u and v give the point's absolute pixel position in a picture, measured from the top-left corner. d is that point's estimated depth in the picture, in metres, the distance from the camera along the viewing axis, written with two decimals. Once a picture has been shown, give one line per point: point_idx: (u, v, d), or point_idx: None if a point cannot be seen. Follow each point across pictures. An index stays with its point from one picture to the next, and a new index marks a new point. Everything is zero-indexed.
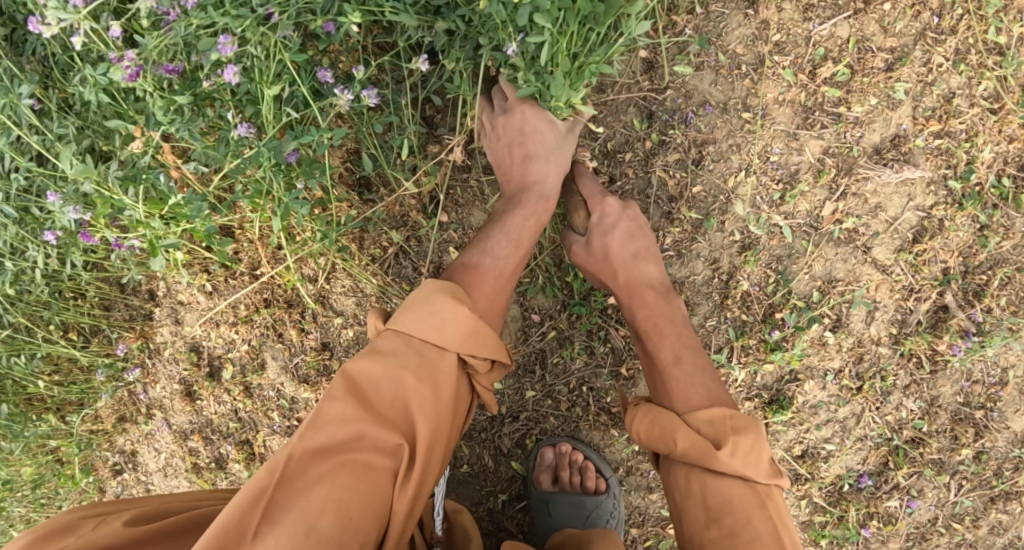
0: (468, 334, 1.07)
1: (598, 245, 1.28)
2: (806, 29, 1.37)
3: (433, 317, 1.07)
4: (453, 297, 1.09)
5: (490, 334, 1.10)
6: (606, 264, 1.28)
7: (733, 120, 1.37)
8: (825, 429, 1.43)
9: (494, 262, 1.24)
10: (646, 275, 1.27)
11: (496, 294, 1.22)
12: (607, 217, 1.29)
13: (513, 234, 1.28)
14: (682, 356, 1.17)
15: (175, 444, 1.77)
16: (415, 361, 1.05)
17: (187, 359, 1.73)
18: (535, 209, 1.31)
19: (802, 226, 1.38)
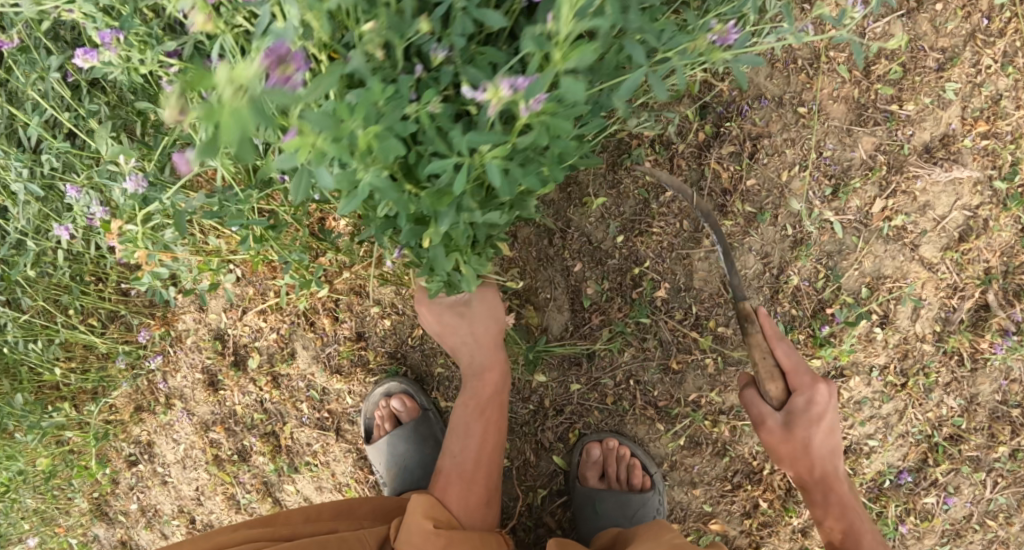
0: (446, 543, 1.21)
1: (803, 436, 1.21)
2: (860, 26, 1.38)
3: (413, 540, 1.21)
4: (424, 515, 1.23)
5: (466, 538, 1.23)
6: (803, 452, 1.23)
7: (788, 114, 1.38)
8: (868, 425, 1.44)
9: (456, 463, 1.34)
10: (837, 466, 1.27)
11: (468, 489, 1.33)
12: (816, 407, 1.20)
13: (461, 427, 1.37)
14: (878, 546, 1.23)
15: (195, 435, 1.72)
16: None
17: (211, 347, 1.68)
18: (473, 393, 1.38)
19: (852, 222, 1.39)
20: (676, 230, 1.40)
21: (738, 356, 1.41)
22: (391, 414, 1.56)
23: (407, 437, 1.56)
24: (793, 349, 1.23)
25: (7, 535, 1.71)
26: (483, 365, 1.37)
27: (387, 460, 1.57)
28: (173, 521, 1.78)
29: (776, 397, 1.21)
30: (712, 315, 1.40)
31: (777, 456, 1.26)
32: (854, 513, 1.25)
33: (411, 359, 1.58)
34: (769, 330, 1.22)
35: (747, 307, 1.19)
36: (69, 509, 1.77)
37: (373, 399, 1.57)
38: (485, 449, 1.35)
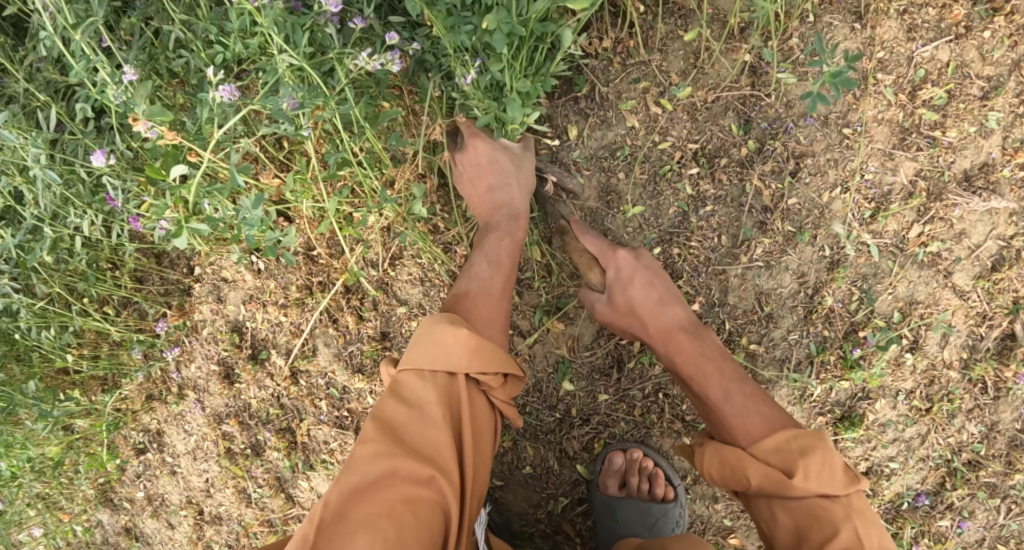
0: (475, 351, 1.08)
1: (622, 298, 1.27)
2: (908, 50, 1.36)
3: (436, 345, 1.09)
4: (451, 323, 1.12)
5: (495, 349, 1.11)
6: (631, 315, 1.26)
7: (832, 134, 1.37)
8: (891, 448, 1.45)
9: (484, 285, 1.25)
10: (674, 316, 1.24)
11: (494, 311, 1.22)
12: (622, 270, 1.28)
13: (495, 256, 1.28)
14: (733, 393, 1.13)
15: (208, 427, 1.70)
16: (429, 394, 1.07)
17: (228, 340, 1.64)
18: (508, 231, 1.32)
19: (889, 246, 1.39)
20: (714, 245, 1.40)
21: (768, 374, 1.41)
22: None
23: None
24: (597, 233, 1.34)
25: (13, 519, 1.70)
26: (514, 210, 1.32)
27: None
28: (181, 512, 1.76)
29: (597, 284, 1.32)
30: (744, 332, 1.41)
31: (619, 329, 1.30)
32: (722, 371, 1.16)
33: None
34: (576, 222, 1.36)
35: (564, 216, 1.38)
36: (75, 495, 1.75)
37: None
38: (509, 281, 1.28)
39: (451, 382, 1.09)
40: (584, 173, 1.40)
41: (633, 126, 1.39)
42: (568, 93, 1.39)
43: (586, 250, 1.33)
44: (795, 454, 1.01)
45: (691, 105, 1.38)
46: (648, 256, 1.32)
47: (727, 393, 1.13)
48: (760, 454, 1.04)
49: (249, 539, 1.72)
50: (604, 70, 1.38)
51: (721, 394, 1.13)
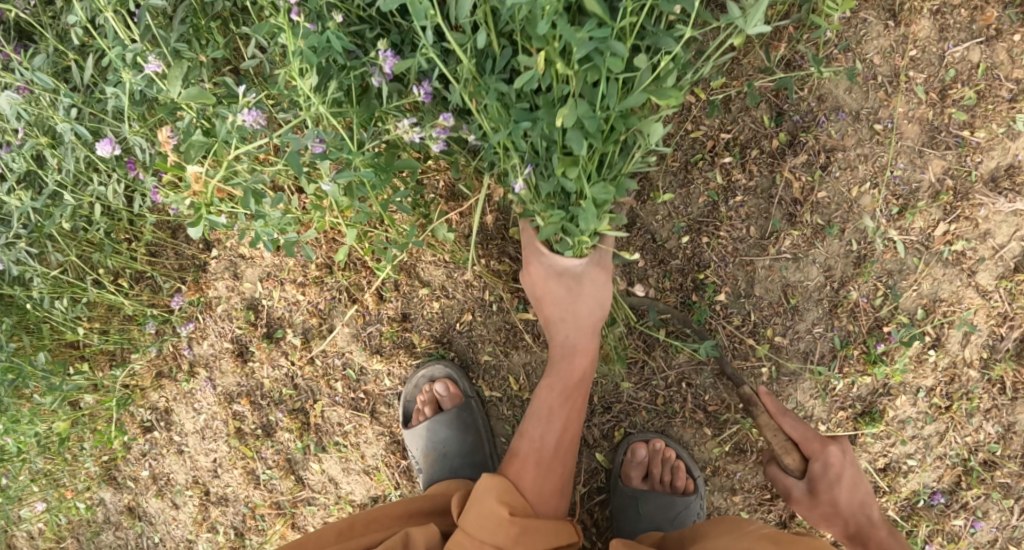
0: (517, 535, 1.21)
1: (827, 498, 1.22)
2: (940, 49, 1.37)
3: (484, 512, 1.21)
4: (499, 497, 1.25)
5: (538, 528, 1.24)
6: (834, 514, 1.24)
7: (863, 130, 1.38)
8: (909, 445, 1.45)
9: (536, 447, 1.33)
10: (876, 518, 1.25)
11: (544, 474, 1.32)
12: (831, 469, 1.22)
13: (546, 411, 1.35)
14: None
15: (218, 406, 1.68)
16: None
17: (243, 317, 1.61)
18: (561, 373, 1.35)
19: (915, 243, 1.39)
20: (742, 235, 1.40)
21: (792, 367, 1.41)
22: (433, 398, 1.51)
23: (450, 424, 1.50)
24: (799, 421, 1.28)
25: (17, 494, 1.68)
26: (572, 349, 1.34)
27: (425, 444, 1.51)
28: (186, 492, 1.74)
29: (795, 469, 1.25)
30: (769, 324, 1.40)
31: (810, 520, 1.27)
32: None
33: (457, 344, 1.52)
34: (771, 408, 1.28)
35: (748, 392, 1.31)
36: (78, 472, 1.74)
37: (415, 382, 1.52)
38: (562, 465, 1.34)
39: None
40: (615, 159, 1.40)
41: (665, 115, 1.39)
42: None
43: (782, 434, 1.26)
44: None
45: (725, 95, 1.38)
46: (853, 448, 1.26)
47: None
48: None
49: (255, 521, 1.69)
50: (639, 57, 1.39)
51: None
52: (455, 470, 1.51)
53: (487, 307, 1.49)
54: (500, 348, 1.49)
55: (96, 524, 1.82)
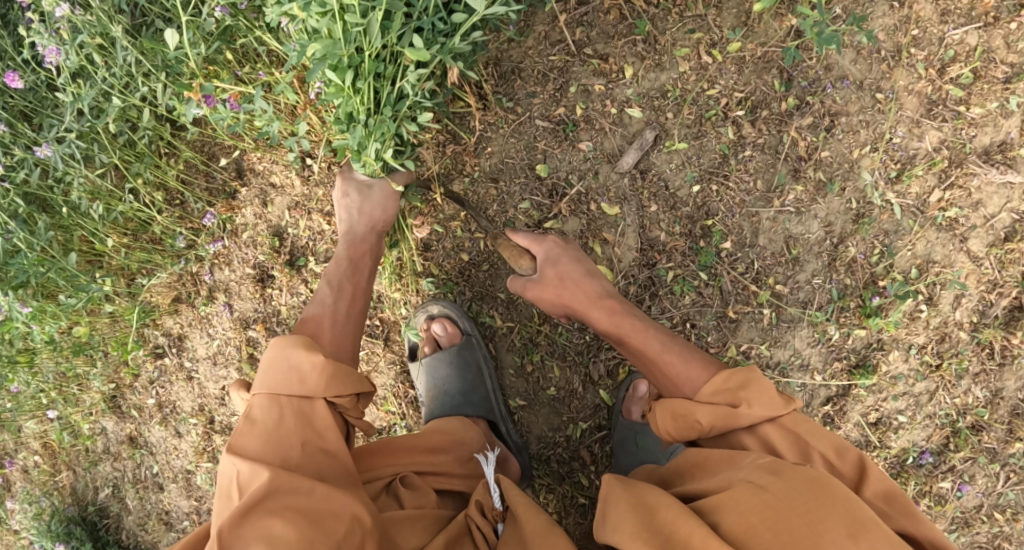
0: (330, 376, 1.15)
1: (554, 274, 1.27)
2: (940, 31, 1.43)
3: (291, 369, 1.15)
4: (304, 348, 1.17)
5: (348, 371, 1.18)
6: (563, 291, 1.26)
7: (866, 98, 1.45)
8: (900, 401, 1.48)
9: (328, 310, 1.34)
10: (596, 288, 1.27)
11: (339, 335, 1.31)
12: (551, 252, 1.28)
13: (337, 283, 1.38)
14: (669, 346, 1.19)
15: (233, 331, 1.78)
16: (291, 419, 1.12)
17: (268, 244, 1.72)
18: (354, 252, 1.43)
19: (910, 207, 1.45)
20: (749, 188, 1.48)
21: (791, 314, 1.48)
22: (431, 337, 1.54)
23: (450, 362, 1.52)
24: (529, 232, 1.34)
25: (27, 403, 1.76)
26: (355, 234, 1.44)
27: (425, 381, 1.55)
28: (191, 420, 1.85)
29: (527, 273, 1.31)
30: (771, 273, 1.48)
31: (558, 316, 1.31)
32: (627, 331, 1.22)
33: (475, 280, 1.57)
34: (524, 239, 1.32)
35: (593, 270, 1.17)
36: (86, 390, 1.84)
37: (414, 321, 1.57)
38: (353, 305, 1.37)
39: (307, 404, 1.15)
40: (636, 109, 1.50)
41: (684, 72, 1.49)
42: (627, 36, 1.50)
43: (518, 247, 1.33)
44: (734, 389, 1.08)
45: (740, 58, 1.47)
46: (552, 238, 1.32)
47: (665, 347, 1.19)
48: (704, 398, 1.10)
49: None
50: (663, 19, 1.49)
51: (658, 348, 1.19)
52: (455, 409, 1.49)
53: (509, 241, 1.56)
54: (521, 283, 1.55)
55: (94, 454, 1.92)
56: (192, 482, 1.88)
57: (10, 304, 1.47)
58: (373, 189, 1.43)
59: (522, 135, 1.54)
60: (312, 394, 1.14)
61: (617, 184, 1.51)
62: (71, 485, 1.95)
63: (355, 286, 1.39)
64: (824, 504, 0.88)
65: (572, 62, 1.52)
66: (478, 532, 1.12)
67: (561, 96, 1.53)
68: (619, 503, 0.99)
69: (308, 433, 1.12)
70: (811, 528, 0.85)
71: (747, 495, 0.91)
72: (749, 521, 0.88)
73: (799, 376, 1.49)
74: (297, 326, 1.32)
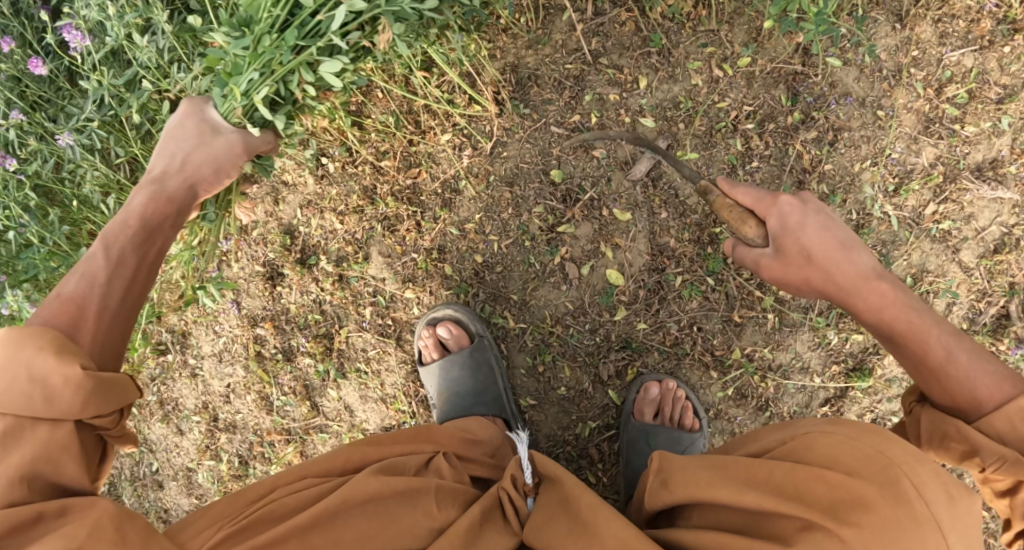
0: (82, 397, 0.92)
1: (794, 248, 1.06)
2: (939, 53, 1.51)
3: (26, 382, 0.90)
4: (56, 352, 0.92)
5: (106, 381, 0.96)
6: (809, 266, 1.06)
7: (867, 114, 1.53)
8: (895, 403, 1.54)
9: (101, 295, 1.07)
10: (857, 265, 1.05)
11: (116, 325, 1.08)
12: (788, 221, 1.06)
13: (115, 257, 1.11)
14: (954, 352, 1.00)
15: (241, 328, 1.78)
16: (26, 444, 0.90)
17: (280, 241, 1.73)
18: (155, 222, 1.20)
19: (907, 218, 1.53)
20: None
21: (793, 318, 1.53)
22: (439, 342, 1.57)
23: (462, 363, 1.56)
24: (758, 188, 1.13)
25: None
26: (168, 194, 1.24)
27: (438, 384, 1.58)
28: (194, 417, 1.84)
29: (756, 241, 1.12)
30: None
31: (791, 288, 1.10)
32: (910, 326, 1.02)
33: (488, 279, 1.60)
34: (750, 199, 1.12)
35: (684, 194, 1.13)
36: None
37: (425, 322, 1.61)
38: (133, 287, 1.11)
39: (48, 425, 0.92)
40: (648, 119, 1.55)
41: (696, 84, 1.54)
42: (642, 48, 1.55)
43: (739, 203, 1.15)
44: None
45: (749, 73, 1.54)
46: (818, 202, 1.09)
47: (950, 355, 1.00)
48: (989, 429, 0.95)
49: (262, 448, 1.79)
50: (677, 33, 1.55)
51: (941, 358, 1.00)
52: (469, 409, 1.54)
53: (522, 244, 1.59)
54: (533, 284, 1.58)
55: None
56: (194, 479, 1.86)
57: (19, 303, 1.44)
58: (214, 139, 1.31)
59: (538, 141, 1.59)
60: (64, 419, 0.92)
61: (629, 190, 1.56)
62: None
63: (141, 260, 1.15)
64: (893, 446, 0.89)
65: (588, 71, 1.57)
66: (509, 504, 1.11)
67: (576, 105, 1.57)
68: (685, 468, 0.99)
69: (43, 464, 0.90)
70: (887, 461, 0.87)
71: (820, 442, 0.93)
72: (835, 456, 0.90)
73: (800, 379, 1.54)
74: (50, 303, 1.04)
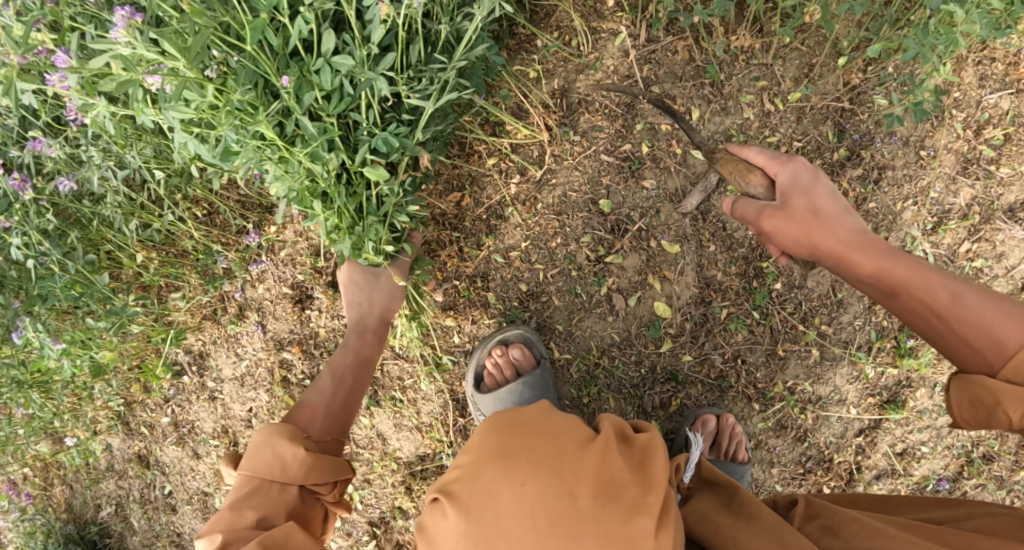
0: (311, 466, 1.18)
1: (803, 202, 1.16)
2: (979, 95, 1.55)
3: (274, 455, 1.18)
4: (290, 437, 1.20)
5: (328, 461, 1.22)
6: (815, 220, 1.15)
7: (910, 153, 1.55)
8: (923, 433, 1.59)
9: (324, 400, 1.37)
10: (857, 225, 1.15)
11: (331, 425, 1.33)
12: (799, 176, 1.18)
13: (337, 372, 1.41)
14: (965, 296, 1.01)
15: (265, 352, 1.72)
16: (273, 491, 1.15)
17: (310, 263, 1.68)
18: (357, 345, 1.46)
19: (942, 256, 1.57)
20: None
21: (834, 352, 1.56)
22: (509, 362, 1.53)
23: (532, 385, 1.51)
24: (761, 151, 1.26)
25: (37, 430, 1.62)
26: (364, 327, 1.47)
27: (502, 407, 1.51)
28: (212, 441, 1.77)
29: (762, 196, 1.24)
30: (816, 313, 1.56)
31: (795, 250, 1.17)
32: (912, 274, 1.05)
33: (533, 308, 1.58)
34: (759, 160, 1.25)
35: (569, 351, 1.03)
36: (97, 409, 1.73)
37: (489, 345, 1.55)
38: (351, 396, 1.40)
39: (286, 491, 1.16)
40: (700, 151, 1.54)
41: (748, 118, 1.54)
42: (695, 78, 1.54)
43: (749, 163, 1.27)
44: None
45: (799, 109, 1.54)
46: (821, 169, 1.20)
47: (957, 298, 1.01)
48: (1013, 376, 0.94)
49: None
50: (730, 64, 1.53)
51: (949, 301, 1.01)
52: None
53: (568, 274, 1.57)
54: (579, 315, 1.57)
55: (97, 472, 1.81)
56: (210, 503, 1.79)
57: (42, 340, 1.39)
58: (380, 278, 1.47)
59: (587, 169, 1.56)
60: (291, 483, 1.16)
61: (677, 223, 1.55)
62: (67, 502, 1.84)
63: (356, 377, 1.42)
64: None
65: (640, 99, 1.55)
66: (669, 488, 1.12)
67: (626, 135, 1.55)
68: (854, 519, 1.00)
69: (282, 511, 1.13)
70: None
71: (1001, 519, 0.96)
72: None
73: (836, 410, 1.58)
74: (294, 410, 1.35)
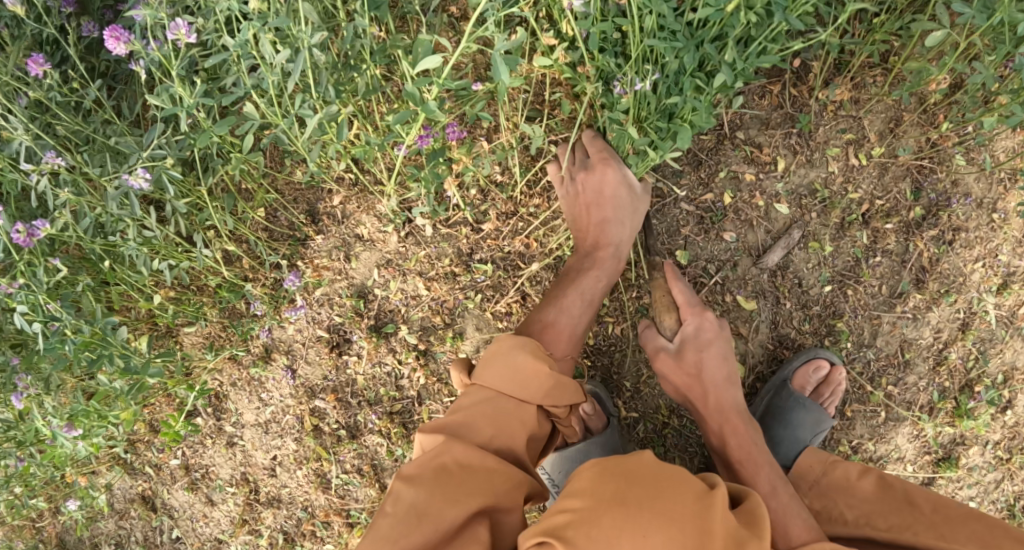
0: (550, 389, 1.07)
1: (693, 359, 1.29)
2: None
3: (515, 371, 1.07)
4: (533, 354, 1.09)
5: (567, 385, 1.09)
6: (696, 380, 1.29)
7: (983, 216, 1.50)
8: (972, 489, 1.59)
9: (571, 321, 1.28)
10: (733, 397, 1.28)
11: (571, 348, 1.28)
12: (699, 331, 1.30)
13: (588, 295, 1.31)
14: (778, 487, 1.15)
15: (295, 399, 1.57)
16: (510, 407, 1.05)
17: (352, 306, 1.52)
18: (607, 270, 1.33)
19: (1004, 316, 1.53)
20: (875, 292, 1.52)
21: (898, 412, 1.56)
22: (580, 417, 1.46)
23: (605, 444, 1.44)
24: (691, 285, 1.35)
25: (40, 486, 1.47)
26: (617, 252, 1.34)
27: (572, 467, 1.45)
28: (229, 489, 1.61)
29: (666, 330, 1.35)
30: (884, 374, 1.55)
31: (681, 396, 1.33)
32: (751, 457, 1.21)
33: (601, 362, 1.50)
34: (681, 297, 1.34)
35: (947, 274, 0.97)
36: (99, 454, 1.56)
37: None
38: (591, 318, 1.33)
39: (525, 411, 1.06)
40: (784, 205, 1.49)
41: (832, 171, 1.48)
42: (783, 127, 1.47)
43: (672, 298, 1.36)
44: None
45: (882, 163, 1.48)
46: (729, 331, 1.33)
47: (774, 490, 1.14)
48: None
49: (313, 527, 1.59)
50: (819, 114, 1.47)
51: (767, 489, 1.15)
52: None
53: (640, 329, 1.48)
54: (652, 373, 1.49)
55: (94, 513, 1.65)
56: None
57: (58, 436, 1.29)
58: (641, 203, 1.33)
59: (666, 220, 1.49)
60: (530, 402, 1.06)
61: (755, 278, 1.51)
62: (57, 536, 1.68)
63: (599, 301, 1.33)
64: None
65: (724, 146, 1.47)
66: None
67: (708, 186, 1.48)
68: None
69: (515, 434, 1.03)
70: None
71: None
72: None
73: (892, 467, 1.58)
74: (544, 325, 1.25)
